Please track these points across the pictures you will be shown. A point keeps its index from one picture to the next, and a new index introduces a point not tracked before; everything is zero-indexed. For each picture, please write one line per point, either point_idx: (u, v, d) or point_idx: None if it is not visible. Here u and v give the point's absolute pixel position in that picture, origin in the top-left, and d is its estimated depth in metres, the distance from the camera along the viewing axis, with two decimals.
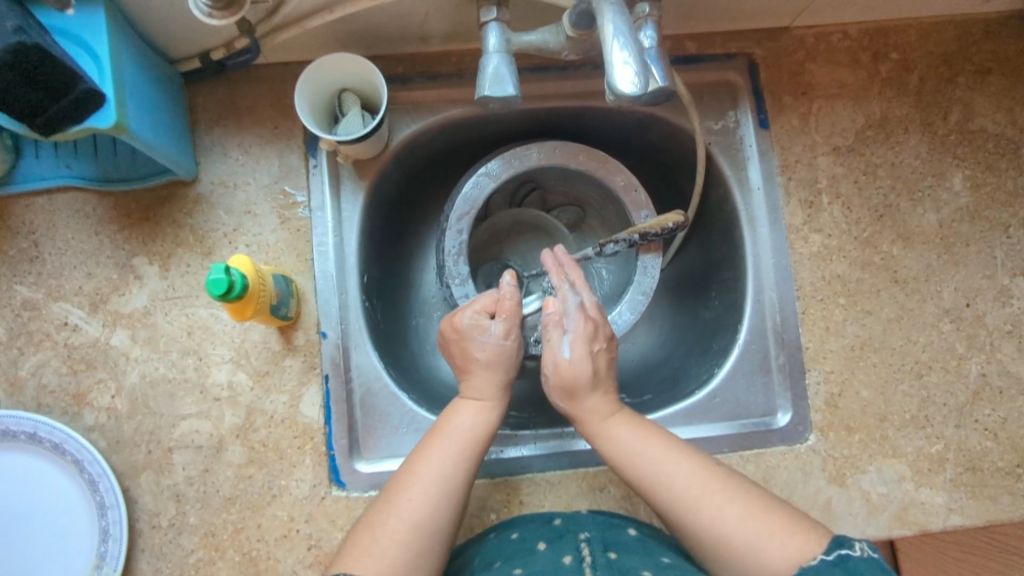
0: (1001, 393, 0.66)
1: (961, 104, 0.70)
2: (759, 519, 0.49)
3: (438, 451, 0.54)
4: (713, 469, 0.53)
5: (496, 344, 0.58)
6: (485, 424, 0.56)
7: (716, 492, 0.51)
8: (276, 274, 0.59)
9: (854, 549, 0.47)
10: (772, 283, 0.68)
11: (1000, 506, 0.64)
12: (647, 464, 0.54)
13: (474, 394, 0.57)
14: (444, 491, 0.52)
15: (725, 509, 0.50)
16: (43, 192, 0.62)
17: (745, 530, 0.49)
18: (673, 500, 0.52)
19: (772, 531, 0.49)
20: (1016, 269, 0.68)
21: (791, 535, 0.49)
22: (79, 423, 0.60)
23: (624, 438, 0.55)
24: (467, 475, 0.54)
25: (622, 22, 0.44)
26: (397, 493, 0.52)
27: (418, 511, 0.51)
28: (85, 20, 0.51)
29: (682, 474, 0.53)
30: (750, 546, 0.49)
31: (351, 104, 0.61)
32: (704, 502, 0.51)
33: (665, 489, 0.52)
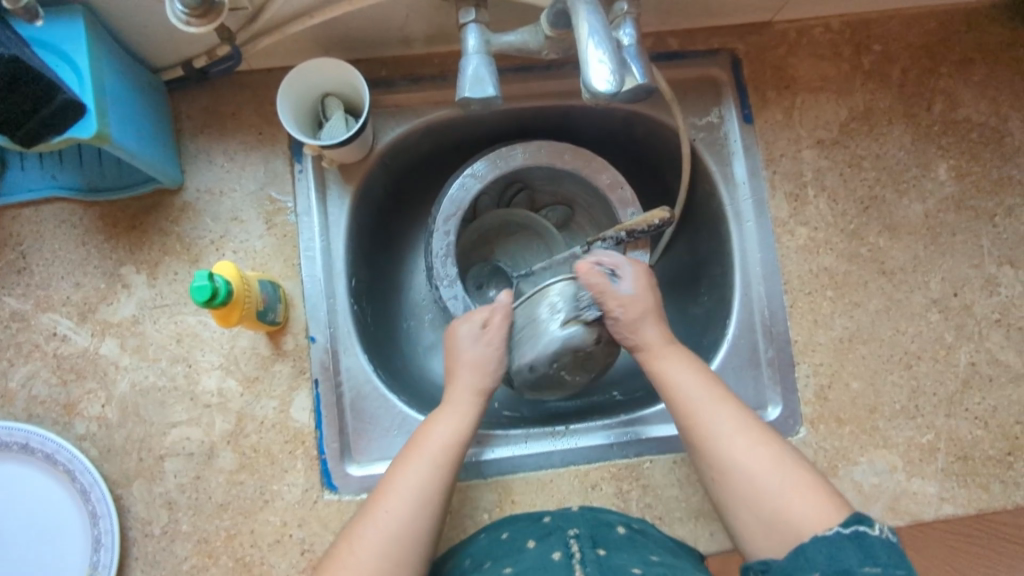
0: (990, 382, 0.66)
1: (944, 94, 0.70)
2: (790, 475, 0.51)
3: (415, 461, 0.54)
4: (755, 424, 0.54)
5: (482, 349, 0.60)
6: (463, 432, 0.57)
7: (757, 442, 0.53)
8: (262, 280, 0.59)
9: (873, 528, 0.46)
10: (760, 276, 0.68)
11: (992, 494, 0.64)
12: (694, 400, 0.55)
13: (450, 404, 0.58)
14: (421, 502, 0.53)
15: (756, 463, 0.52)
16: (29, 203, 0.62)
17: (775, 486, 0.50)
18: (709, 441, 0.54)
19: (796, 488, 0.50)
20: (1003, 257, 0.68)
21: (814, 496, 0.50)
22: (70, 433, 0.60)
23: (678, 376, 0.57)
24: (444, 485, 0.54)
25: (597, 21, 0.44)
26: (375, 504, 0.53)
27: (397, 521, 0.51)
28: (65, 31, 0.51)
29: (725, 417, 0.54)
30: (774, 497, 0.50)
31: (334, 108, 0.61)
32: (740, 449, 0.53)
33: (710, 427, 0.54)
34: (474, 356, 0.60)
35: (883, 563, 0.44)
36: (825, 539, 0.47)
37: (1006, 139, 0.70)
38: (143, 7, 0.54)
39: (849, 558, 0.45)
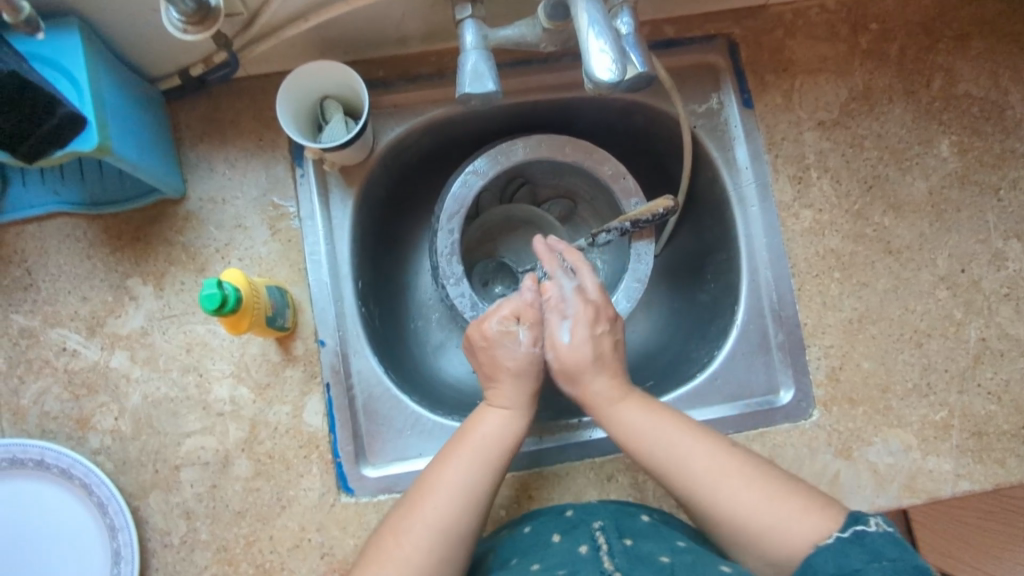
0: (1002, 356, 0.66)
1: (943, 70, 0.70)
2: (777, 499, 0.50)
3: (465, 457, 0.53)
4: (729, 453, 0.53)
5: (526, 353, 0.58)
6: (510, 433, 0.56)
7: (733, 475, 0.52)
8: (270, 285, 0.59)
9: (870, 525, 0.47)
10: (766, 261, 0.68)
11: (1008, 469, 0.64)
12: (662, 449, 0.54)
13: (500, 402, 0.57)
14: (468, 502, 0.51)
15: (745, 492, 0.51)
16: (32, 219, 0.62)
17: (765, 512, 0.50)
18: (690, 489, 0.53)
19: (790, 515, 0.49)
20: (1009, 231, 0.68)
21: (807, 516, 0.49)
22: (84, 447, 0.60)
23: (639, 422, 0.56)
24: (490, 485, 0.53)
25: (597, 11, 0.44)
26: (422, 498, 0.51)
27: (443, 518, 0.50)
28: (63, 45, 0.51)
29: (699, 454, 0.53)
30: (769, 527, 0.49)
31: (334, 110, 0.61)
32: (722, 484, 0.52)
33: (683, 475, 0.53)
34: (521, 358, 0.58)
35: (889, 557, 0.45)
36: (827, 548, 0.47)
37: (1008, 112, 0.69)
38: (139, 16, 0.54)
39: (855, 560, 0.45)
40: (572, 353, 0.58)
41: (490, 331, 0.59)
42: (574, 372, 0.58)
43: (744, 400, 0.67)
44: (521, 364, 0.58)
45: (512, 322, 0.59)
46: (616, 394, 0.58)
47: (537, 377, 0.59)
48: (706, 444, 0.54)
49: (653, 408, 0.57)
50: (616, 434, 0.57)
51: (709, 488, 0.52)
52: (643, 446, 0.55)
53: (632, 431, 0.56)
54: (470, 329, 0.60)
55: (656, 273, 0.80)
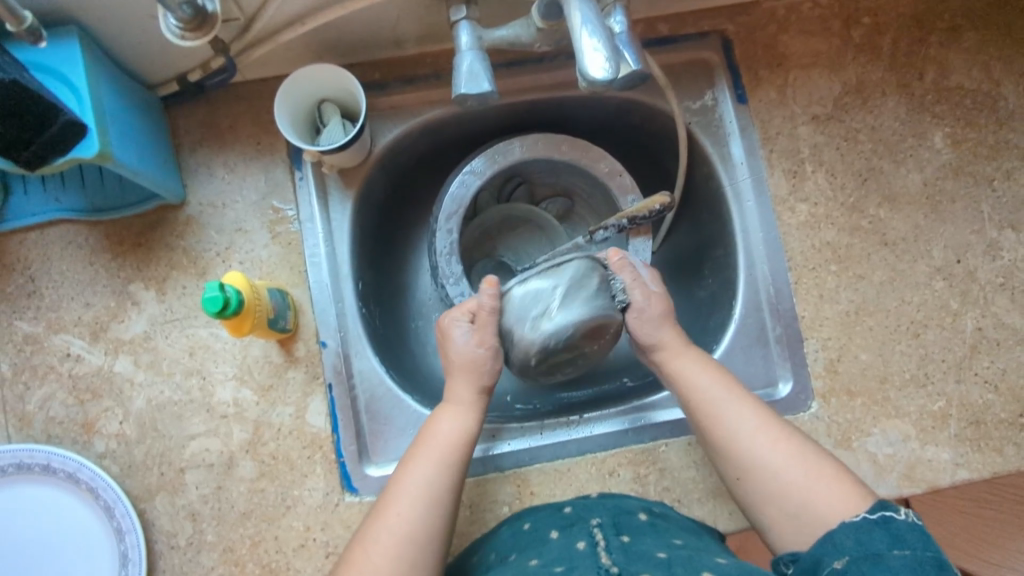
0: (999, 345, 0.67)
1: (936, 62, 0.70)
2: (814, 467, 0.52)
3: (422, 458, 0.55)
4: (777, 420, 0.55)
5: (471, 350, 0.58)
6: (466, 429, 0.57)
7: (776, 439, 0.54)
8: (271, 288, 0.60)
9: (898, 513, 0.46)
10: (763, 255, 0.68)
11: (1006, 457, 0.65)
12: (711, 403, 0.56)
13: (452, 400, 0.58)
14: (432, 504, 0.53)
15: (783, 455, 0.53)
16: (34, 227, 0.63)
17: (797, 472, 0.52)
18: (730, 439, 0.55)
19: (821, 480, 0.51)
20: (1004, 221, 0.69)
21: (840, 486, 0.51)
22: (90, 452, 0.61)
23: (699, 380, 0.57)
24: (451, 483, 0.54)
25: (589, 10, 0.45)
26: (388, 505, 0.53)
27: (409, 524, 0.51)
28: (62, 53, 0.52)
29: (747, 413, 0.55)
30: (800, 487, 0.51)
31: (331, 113, 0.62)
32: (763, 443, 0.54)
33: (728, 429, 0.55)
34: (463, 353, 0.58)
35: (912, 546, 0.44)
36: (852, 524, 0.47)
37: (1000, 103, 0.70)
38: (137, 24, 0.55)
39: (878, 542, 0.45)
40: (643, 308, 0.59)
41: (444, 324, 0.60)
42: (639, 324, 0.59)
43: None
44: (473, 357, 0.58)
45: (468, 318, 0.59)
46: (680, 344, 0.59)
47: (484, 372, 0.58)
48: (759, 413, 0.55)
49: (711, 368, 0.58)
50: (673, 382, 0.58)
51: (748, 444, 0.54)
52: (692, 396, 0.57)
53: (688, 386, 0.58)
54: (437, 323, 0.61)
55: (654, 269, 0.81)
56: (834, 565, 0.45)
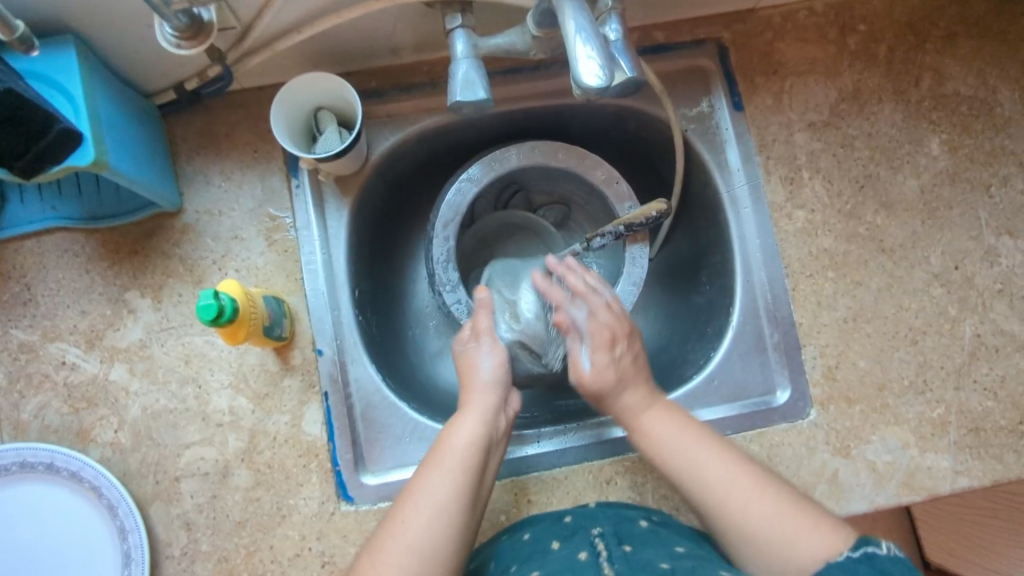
0: (997, 352, 0.67)
1: (932, 69, 0.70)
2: (789, 515, 0.51)
3: (434, 467, 0.54)
4: (748, 467, 0.54)
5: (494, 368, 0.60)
6: (483, 437, 0.56)
7: (751, 492, 0.52)
8: (267, 296, 0.60)
9: (880, 548, 0.47)
10: (760, 261, 0.68)
11: (1006, 465, 0.65)
12: (679, 460, 0.55)
13: (471, 408, 0.57)
14: (444, 517, 0.51)
15: (758, 503, 0.52)
16: (31, 235, 0.63)
17: (769, 526, 0.51)
18: (704, 499, 0.54)
19: (797, 529, 0.50)
20: (1002, 228, 0.68)
21: (819, 532, 0.49)
22: (84, 460, 0.61)
23: (663, 433, 0.57)
24: (464, 490, 0.53)
25: (583, 18, 0.44)
26: (397, 513, 0.52)
27: (417, 535, 0.50)
28: (58, 61, 0.52)
29: (716, 468, 0.54)
30: (776, 539, 0.50)
31: (328, 121, 0.62)
32: (735, 497, 0.52)
33: (699, 483, 0.54)
34: (483, 366, 0.60)
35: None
36: (836, 565, 0.47)
37: (996, 110, 0.70)
38: (133, 33, 0.55)
39: None
40: (595, 378, 0.59)
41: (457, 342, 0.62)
42: (603, 394, 0.59)
43: (741, 401, 0.67)
44: (493, 376, 0.59)
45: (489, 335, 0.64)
46: (645, 402, 0.58)
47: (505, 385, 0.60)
48: (711, 447, 0.55)
49: (676, 417, 0.58)
50: (637, 437, 0.58)
51: (721, 501, 0.53)
52: (662, 451, 0.56)
53: (654, 439, 0.57)
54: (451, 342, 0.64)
55: (651, 276, 0.81)
56: None
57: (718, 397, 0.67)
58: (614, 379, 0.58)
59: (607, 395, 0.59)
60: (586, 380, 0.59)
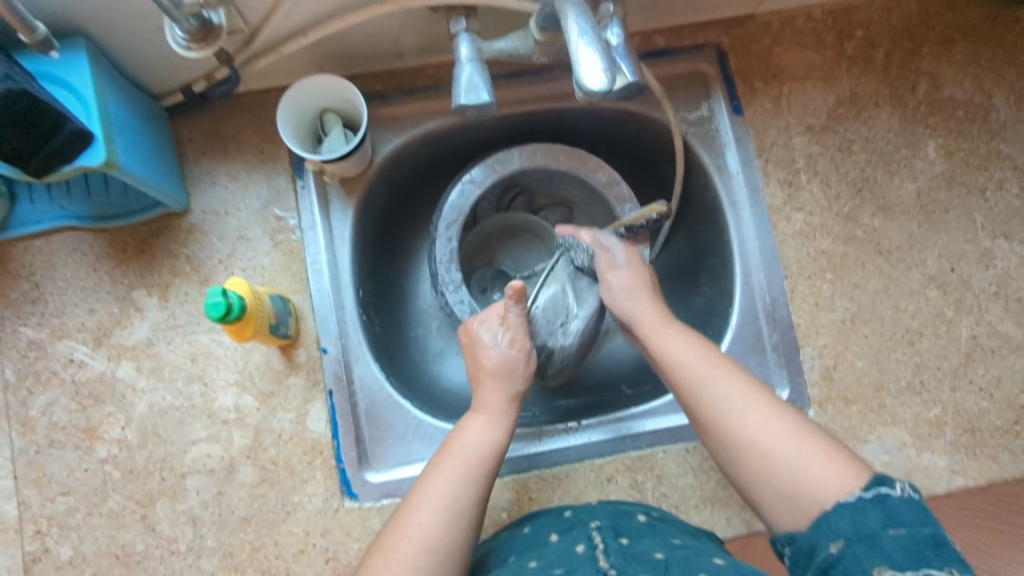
0: (993, 353, 0.67)
1: (928, 74, 0.71)
2: (804, 442, 0.51)
3: (446, 470, 0.54)
4: (763, 393, 0.54)
5: (503, 352, 0.59)
6: (495, 442, 0.56)
7: (761, 412, 0.53)
8: (272, 294, 0.61)
9: (894, 489, 0.47)
10: (759, 263, 0.69)
11: (1001, 465, 0.66)
12: (694, 373, 0.55)
13: (482, 408, 0.58)
14: (459, 520, 0.52)
15: (774, 428, 0.52)
16: (40, 234, 0.64)
17: (786, 451, 0.51)
18: (716, 419, 0.54)
19: (813, 459, 0.50)
20: (997, 231, 0.69)
21: (831, 462, 0.50)
22: (92, 457, 0.61)
23: (680, 350, 0.57)
24: (477, 493, 0.54)
25: (585, 22, 0.45)
26: (409, 515, 0.52)
27: (431, 536, 0.51)
28: (68, 62, 0.53)
29: (734, 388, 0.54)
30: (793, 468, 0.50)
31: (333, 123, 0.63)
32: (753, 417, 0.52)
33: (714, 398, 0.54)
34: (497, 358, 0.59)
35: (907, 524, 0.45)
36: (845, 505, 0.47)
37: (992, 114, 0.71)
38: (143, 36, 0.56)
39: (872, 524, 0.45)
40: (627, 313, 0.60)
41: (472, 329, 0.61)
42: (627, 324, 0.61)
43: None
44: (504, 367, 0.59)
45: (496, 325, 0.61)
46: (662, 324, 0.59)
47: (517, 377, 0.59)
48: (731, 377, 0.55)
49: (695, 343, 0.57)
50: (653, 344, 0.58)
51: (739, 417, 0.53)
52: (676, 378, 0.56)
53: (668, 350, 0.57)
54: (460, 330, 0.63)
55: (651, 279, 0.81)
56: (830, 549, 0.46)
57: None
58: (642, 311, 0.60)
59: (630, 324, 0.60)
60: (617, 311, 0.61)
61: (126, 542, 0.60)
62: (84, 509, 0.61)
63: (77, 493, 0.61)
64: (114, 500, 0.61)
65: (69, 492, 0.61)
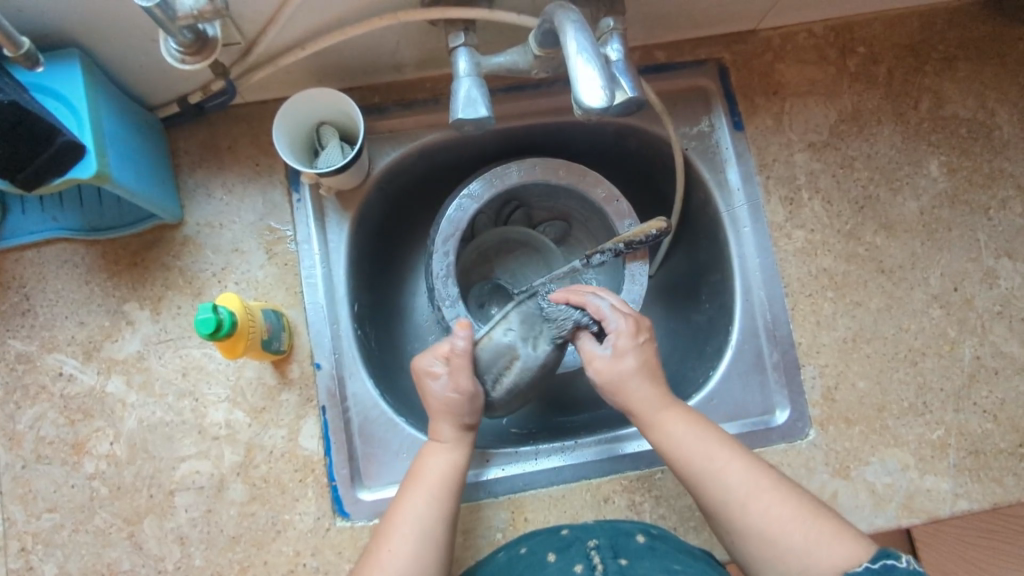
0: (997, 374, 0.66)
1: (931, 92, 0.71)
2: (809, 522, 0.50)
3: (413, 494, 0.54)
4: (764, 472, 0.53)
5: (440, 398, 0.57)
6: (455, 465, 0.56)
7: (768, 495, 0.51)
8: (267, 309, 0.60)
9: (901, 560, 0.47)
10: (760, 280, 0.68)
11: (1007, 488, 0.64)
12: (699, 463, 0.53)
13: (439, 436, 0.57)
14: (432, 539, 0.52)
15: (780, 508, 0.51)
16: (31, 245, 0.63)
17: (792, 530, 0.50)
18: (724, 498, 0.52)
19: (819, 535, 0.49)
20: (1001, 250, 0.69)
21: (838, 540, 0.49)
22: (79, 473, 0.60)
23: (680, 435, 0.55)
24: (446, 513, 0.54)
25: (585, 39, 0.45)
26: (380, 544, 0.52)
27: (403, 560, 0.51)
28: (61, 73, 0.52)
29: (734, 471, 0.53)
30: (799, 546, 0.49)
31: (330, 136, 0.62)
32: (754, 500, 0.51)
33: (718, 486, 0.52)
34: (437, 402, 0.57)
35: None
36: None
37: (995, 132, 0.70)
38: (137, 47, 0.55)
39: None
40: (615, 364, 0.56)
41: (419, 367, 0.58)
42: (616, 384, 0.56)
43: (739, 421, 0.67)
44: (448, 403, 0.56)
45: (437, 364, 0.58)
46: (660, 402, 0.56)
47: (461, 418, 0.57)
48: (734, 452, 0.54)
49: (695, 424, 0.55)
50: (655, 441, 0.55)
51: (742, 503, 0.51)
52: (681, 452, 0.54)
53: (671, 443, 0.55)
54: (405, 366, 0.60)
55: (650, 294, 0.81)
56: None
57: (717, 416, 0.67)
58: (636, 366, 0.56)
59: (623, 384, 0.56)
60: (603, 371, 0.56)
61: (113, 560, 0.59)
62: (71, 527, 0.59)
63: (63, 509, 0.60)
64: (101, 517, 0.60)
65: (56, 508, 0.60)
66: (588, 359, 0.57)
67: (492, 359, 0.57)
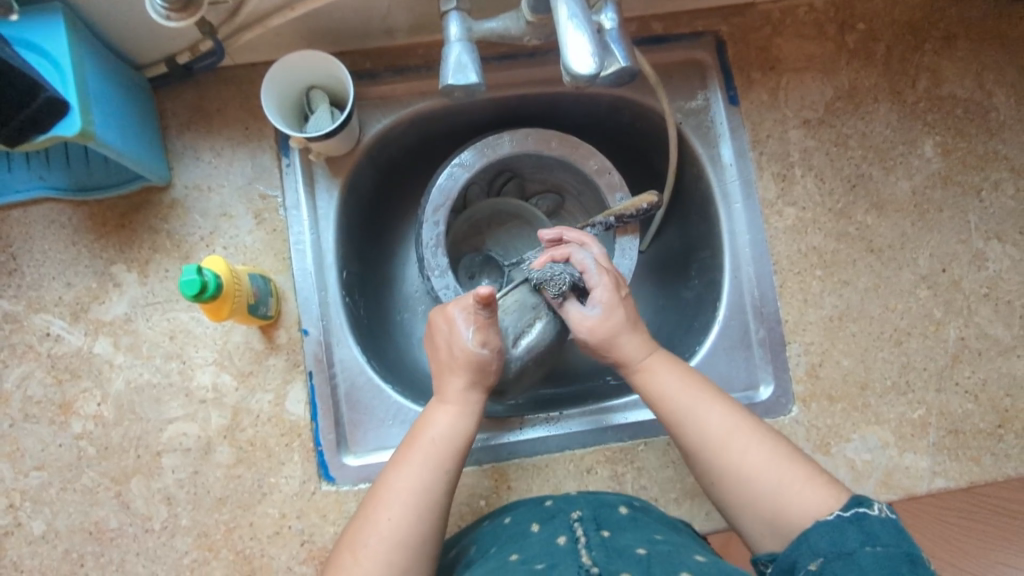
0: (980, 355, 0.67)
1: (929, 70, 0.70)
2: (784, 467, 0.52)
3: (414, 460, 0.54)
4: (742, 417, 0.55)
5: (474, 351, 0.56)
6: (462, 431, 0.56)
7: (751, 439, 0.53)
8: (253, 274, 0.60)
9: (872, 508, 0.47)
10: (749, 258, 0.68)
11: (983, 467, 0.65)
12: (677, 405, 0.56)
13: (448, 400, 0.57)
14: (429, 510, 0.52)
15: (754, 453, 0.52)
16: (19, 204, 0.63)
17: (765, 475, 0.51)
18: (704, 440, 0.54)
19: (794, 479, 0.51)
20: (991, 232, 0.69)
21: (809, 487, 0.50)
22: (67, 432, 0.61)
23: (662, 383, 0.57)
24: (445, 480, 0.54)
25: (576, 4, 0.44)
26: (376, 509, 0.52)
27: (399, 527, 0.51)
28: (45, 29, 0.51)
29: (714, 414, 0.55)
30: (773, 488, 0.51)
31: (319, 100, 0.62)
32: (733, 441, 0.53)
33: (697, 428, 0.55)
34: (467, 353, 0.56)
35: (883, 543, 0.44)
36: (824, 524, 0.47)
37: (991, 114, 0.70)
38: (123, 4, 0.54)
39: (850, 541, 0.45)
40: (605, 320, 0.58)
41: (453, 315, 0.58)
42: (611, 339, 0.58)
43: None
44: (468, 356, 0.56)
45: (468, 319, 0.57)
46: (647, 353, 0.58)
47: (484, 374, 0.57)
48: (713, 400, 0.56)
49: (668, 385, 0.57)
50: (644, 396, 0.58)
51: (720, 443, 0.53)
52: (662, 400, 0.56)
53: (654, 392, 0.57)
54: (435, 311, 0.59)
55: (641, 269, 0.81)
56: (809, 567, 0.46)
57: None
58: (623, 319, 0.58)
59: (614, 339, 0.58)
60: (594, 327, 0.58)
61: (100, 518, 0.60)
62: (59, 485, 0.60)
63: (51, 467, 0.60)
64: (88, 476, 0.60)
65: (44, 466, 0.60)
66: (579, 321, 0.58)
67: (517, 314, 0.59)
